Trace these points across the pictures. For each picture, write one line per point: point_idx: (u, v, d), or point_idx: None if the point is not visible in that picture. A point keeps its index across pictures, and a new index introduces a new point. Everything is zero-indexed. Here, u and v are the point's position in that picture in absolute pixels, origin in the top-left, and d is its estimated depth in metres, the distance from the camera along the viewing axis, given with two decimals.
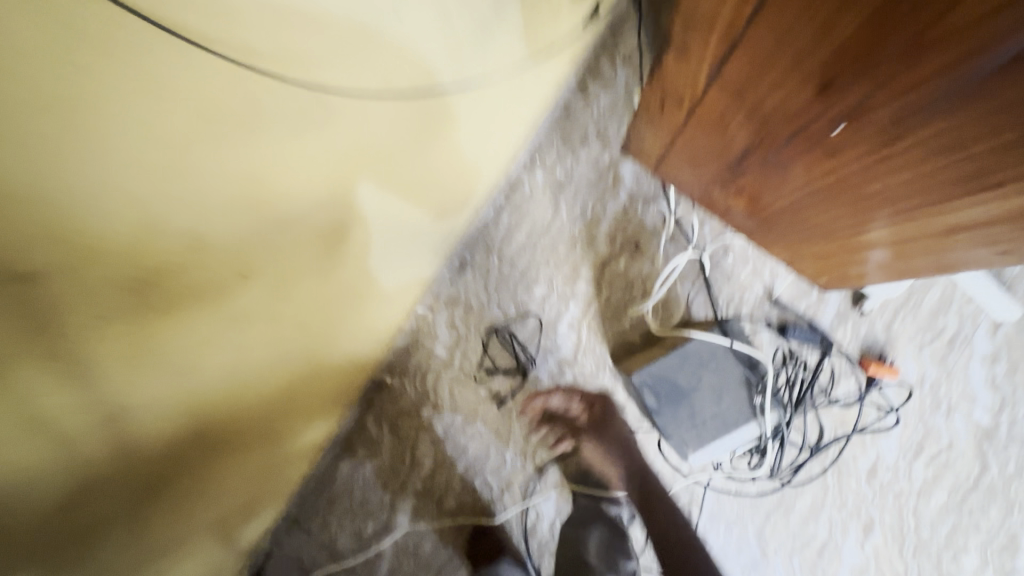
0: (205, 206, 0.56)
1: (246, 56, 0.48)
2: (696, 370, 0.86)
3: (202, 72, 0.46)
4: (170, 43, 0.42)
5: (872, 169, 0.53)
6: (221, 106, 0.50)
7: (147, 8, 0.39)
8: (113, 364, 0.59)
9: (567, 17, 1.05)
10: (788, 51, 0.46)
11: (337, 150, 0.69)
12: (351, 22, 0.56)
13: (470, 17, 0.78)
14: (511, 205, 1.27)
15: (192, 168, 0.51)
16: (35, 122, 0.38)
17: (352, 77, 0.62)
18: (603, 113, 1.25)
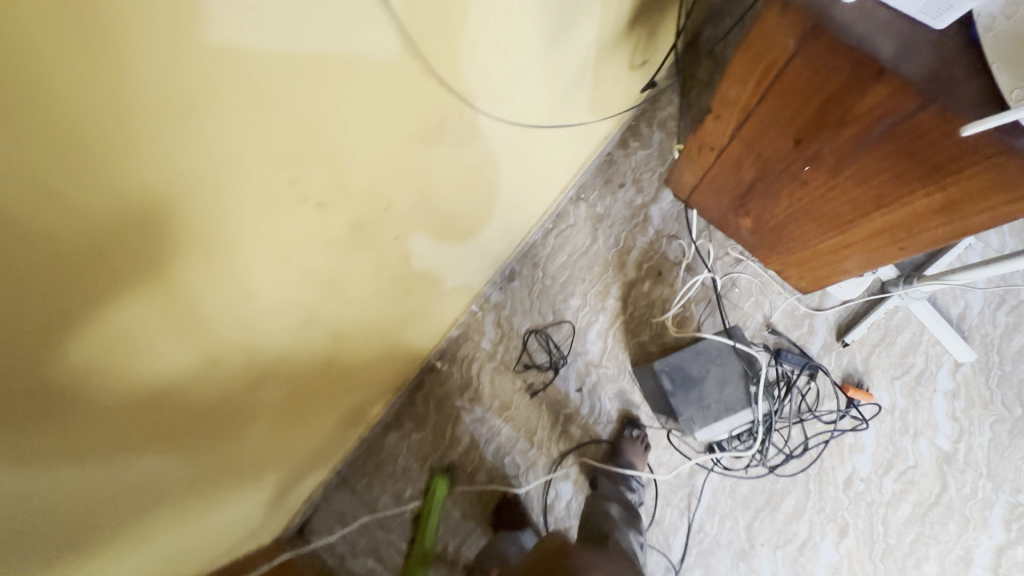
0: (407, 196, 0.76)
1: (469, 94, 0.72)
2: (705, 363, 1.09)
3: (443, 102, 0.68)
4: (437, 83, 0.65)
5: (865, 197, 0.59)
6: (442, 126, 0.72)
7: (436, 60, 0.63)
8: (326, 309, 0.79)
9: (624, 89, 1.35)
10: (790, 106, 0.56)
11: (485, 170, 0.92)
12: (520, 80, 0.82)
13: (581, 86, 1.05)
14: (557, 230, 1.54)
15: (414, 167, 0.73)
16: (360, 125, 0.59)
17: (512, 117, 0.87)
18: (639, 164, 1.55)
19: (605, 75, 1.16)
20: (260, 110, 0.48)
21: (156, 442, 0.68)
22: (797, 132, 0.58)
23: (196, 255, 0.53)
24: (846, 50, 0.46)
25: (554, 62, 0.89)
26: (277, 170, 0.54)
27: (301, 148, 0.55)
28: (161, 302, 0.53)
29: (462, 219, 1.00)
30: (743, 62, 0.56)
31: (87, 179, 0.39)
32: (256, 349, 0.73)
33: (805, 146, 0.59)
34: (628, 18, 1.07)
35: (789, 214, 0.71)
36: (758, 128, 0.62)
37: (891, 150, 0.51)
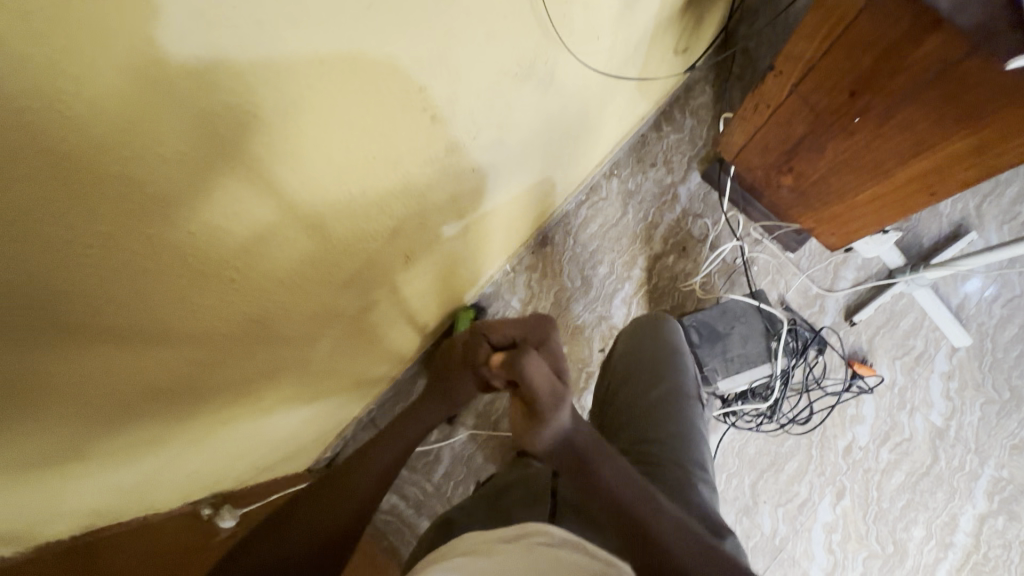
0: (491, 125, 0.85)
1: (559, 35, 0.81)
2: (731, 320, 1.18)
3: (540, 38, 0.77)
4: (540, 19, 0.74)
5: (913, 137, 0.71)
6: (533, 62, 0.81)
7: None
8: (402, 223, 0.87)
9: (668, 71, 1.45)
10: (854, 60, 0.67)
11: (550, 117, 1.00)
12: (595, 35, 0.91)
13: (635, 52, 1.14)
14: (590, 202, 1.62)
15: (503, 97, 0.81)
16: (478, 45, 0.68)
17: (580, 69, 0.95)
18: (671, 147, 1.65)
19: (656, 52, 1.25)
20: (420, 11, 0.57)
21: (261, 320, 0.75)
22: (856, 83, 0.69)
23: (338, 135, 0.61)
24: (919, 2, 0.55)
25: (624, 27, 0.99)
26: (413, 73, 0.63)
27: (434, 50, 0.64)
28: (316, 168, 0.62)
29: (521, 169, 1.08)
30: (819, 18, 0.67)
31: (315, 32, 0.49)
32: (350, 252, 0.81)
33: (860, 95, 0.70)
34: (684, 0, 1.17)
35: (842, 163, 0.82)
36: (818, 81, 0.73)
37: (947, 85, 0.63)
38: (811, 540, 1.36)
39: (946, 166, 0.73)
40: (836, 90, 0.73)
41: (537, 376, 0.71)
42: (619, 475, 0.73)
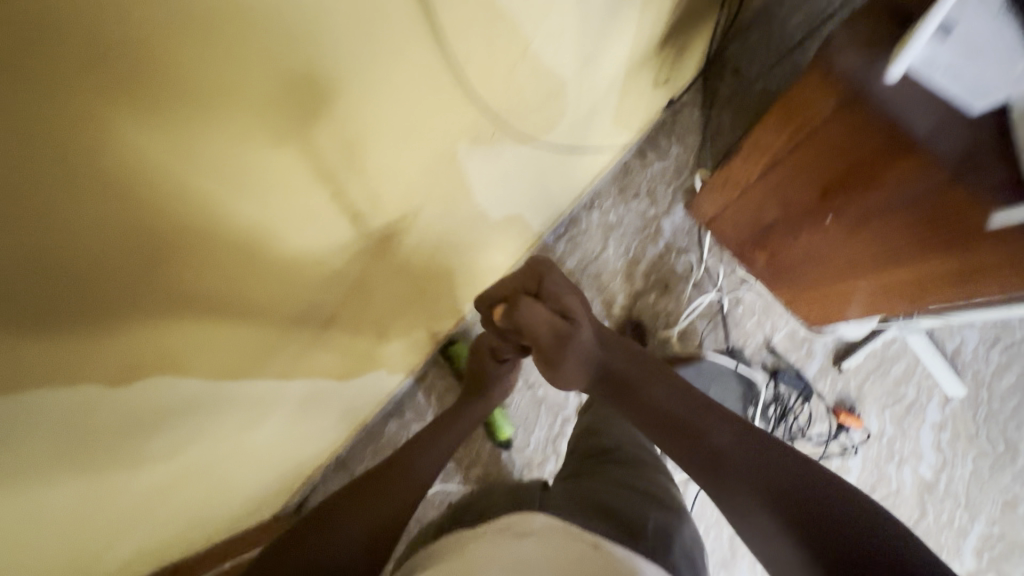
0: (415, 193, 0.77)
1: (479, 93, 0.72)
2: (707, 381, 1.12)
3: (455, 101, 0.69)
4: (449, 81, 0.66)
5: (897, 241, 0.72)
6: (452, 125, 0.72)
7: (451, 60, 0.63)
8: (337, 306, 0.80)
9: (649, 102, 1.35)
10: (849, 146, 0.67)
11: (503, 176, 0.92)
12: (535, 88, 0.83)
13: (604, 95, 1.05)
14: (568, 235, 1.55)
15: (419, 163, 0.73)
16: (368, 112, 0.58)
17: (522, 122, 0.87)
18: (655, 176, 1.56)
19: (631, 88, 1.16)
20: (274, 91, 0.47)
21: (179, 419, 0.70)
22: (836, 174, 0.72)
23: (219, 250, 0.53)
24: None
25: (588, 77, 0.91)
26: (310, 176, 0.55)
27: (345, 143, 0.58)
28: (239, 276, 0.59)
29: (481, 227, 1.02)
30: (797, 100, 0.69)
31: (222, 152, 0.46)
32: (280, 341, 0.75)
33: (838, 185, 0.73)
34: (662, 35, 1.08)
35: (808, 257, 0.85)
36: (809, 158, 0.74)
37: (913, 196, 0.66)
38: None
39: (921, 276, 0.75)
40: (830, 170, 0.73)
41: (541, 317, 0.81)
42: (661, 394, 0.77)
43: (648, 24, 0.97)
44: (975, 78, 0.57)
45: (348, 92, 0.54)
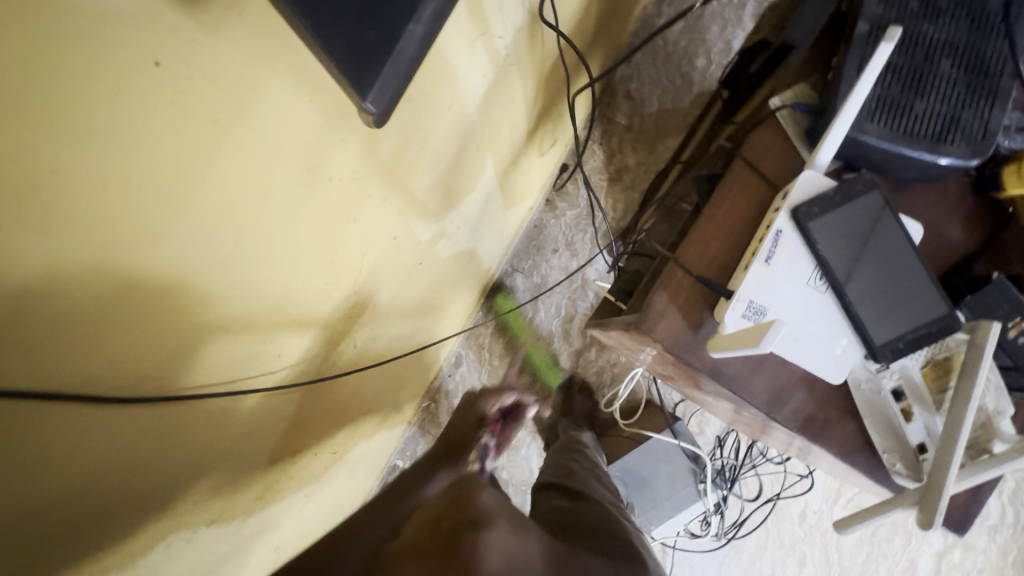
0: (287, 434, 0.68)
1: (326, 333, 0.62)
2: (655, 463, 1.12)
3: (299, 355, 0.59)
4: (279, 351, 0.56)
5: (778, 430, 0.63)
6: (300, 373, 0.63)
7: (274, 337, 0.53)
8: (235, 556, 0.73)
9: (540, 168, 1.27)
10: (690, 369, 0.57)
11: (387, 347, 0.85)
12: (403, 272, 0.73)
13: (479, 211, 0.97)
14: (498, 307, 1.48)
15: (274, 418, 0.63)
16: (171, 441, 0.48)
17: (399, 302, 0.79)
18: (570, 226, 1.49)
19: (513, 179, 1.09)
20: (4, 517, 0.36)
21: None
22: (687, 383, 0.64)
23: None
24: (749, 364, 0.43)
25: (450, 225, 0.84)
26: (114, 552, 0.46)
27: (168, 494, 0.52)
28: None
29: (385, 389, 0.94)
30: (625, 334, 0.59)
31: None
32: None
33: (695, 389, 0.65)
34: (528, 127, 1.00)
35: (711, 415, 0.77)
36: (665, 361, 0.61)
37: (746, 418, 0.64)
38: None
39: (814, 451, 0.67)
40: (692, 379, 0.60)
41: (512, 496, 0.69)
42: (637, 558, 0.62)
43: (503, 143, 0.88)
44: (799, 359, 0.52)
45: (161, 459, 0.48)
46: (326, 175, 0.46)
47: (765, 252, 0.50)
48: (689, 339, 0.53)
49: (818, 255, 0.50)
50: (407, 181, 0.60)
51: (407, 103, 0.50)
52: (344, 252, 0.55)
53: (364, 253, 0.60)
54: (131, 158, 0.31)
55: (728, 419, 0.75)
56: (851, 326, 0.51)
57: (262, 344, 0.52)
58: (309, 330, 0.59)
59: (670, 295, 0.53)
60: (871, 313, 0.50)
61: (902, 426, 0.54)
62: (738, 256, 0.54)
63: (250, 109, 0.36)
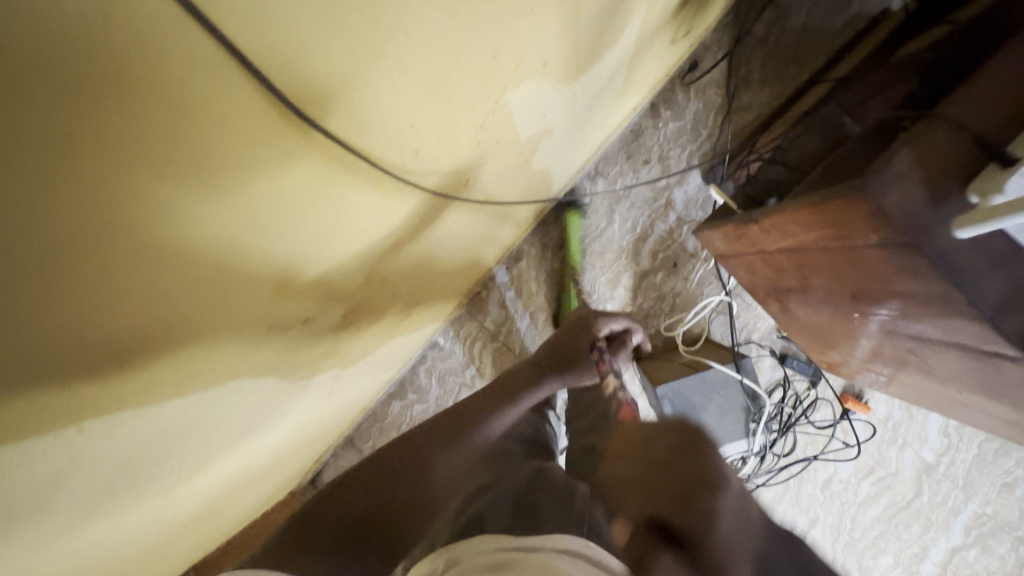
0: (377, 258, 0.64)
1: (449, 158, 0.56)
2: (710, 392, 1.08)
3: (422, 170, 0.54)
4: (403, 153, 0.49)
5: (917, 360, 0.58)
6: (410, 195, 0.57)
7: (405, 132, 0.47)
8: (301, 371, 0.71)
9: (663, 58, 1.12)
10: (850, 279, 0.50)
11: (480, 203, 0.79)
12: (526, 115, 0.66)
13: (601, 81, 0.87)
14: (572, 208, 1.40)
15: (373, 235, 0.59)
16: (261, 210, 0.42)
17: (508, 153, 0.72)
18: (669, 139, 1.36)
19: (641, 57, 0.96)
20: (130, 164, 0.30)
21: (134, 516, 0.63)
22: (847, 291, 0.53)
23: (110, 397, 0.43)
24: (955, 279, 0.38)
25: (582, 80, 0.74)
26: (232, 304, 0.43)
27: (277, 276, 0.50)
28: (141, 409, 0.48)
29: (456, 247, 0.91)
30: (789, 223, 0.51)
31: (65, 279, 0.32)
32: (246, 428, 0.70)
33: (855, 302, 0.54)
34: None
35: (824, 336, 0.72)
36: (813, 265, 0.54)
37: (912, 347, 0.54)
38: None
39: (938, 390, 0.62)
40: (842, 289, 0.54)
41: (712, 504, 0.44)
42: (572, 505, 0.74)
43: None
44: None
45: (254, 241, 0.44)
46: None
47: None
48: (924, 217, 0.37)
49: None
50: None
51: None
52: (505, 47, 0.48)
53: (517, 66, 0.52)
54: None
55: (862, 343, 0.65)
56: None
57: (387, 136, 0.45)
58: (441, 142, 0.52)
59: (918, 152, 0.37)
60: None
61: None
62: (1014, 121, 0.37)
63: None
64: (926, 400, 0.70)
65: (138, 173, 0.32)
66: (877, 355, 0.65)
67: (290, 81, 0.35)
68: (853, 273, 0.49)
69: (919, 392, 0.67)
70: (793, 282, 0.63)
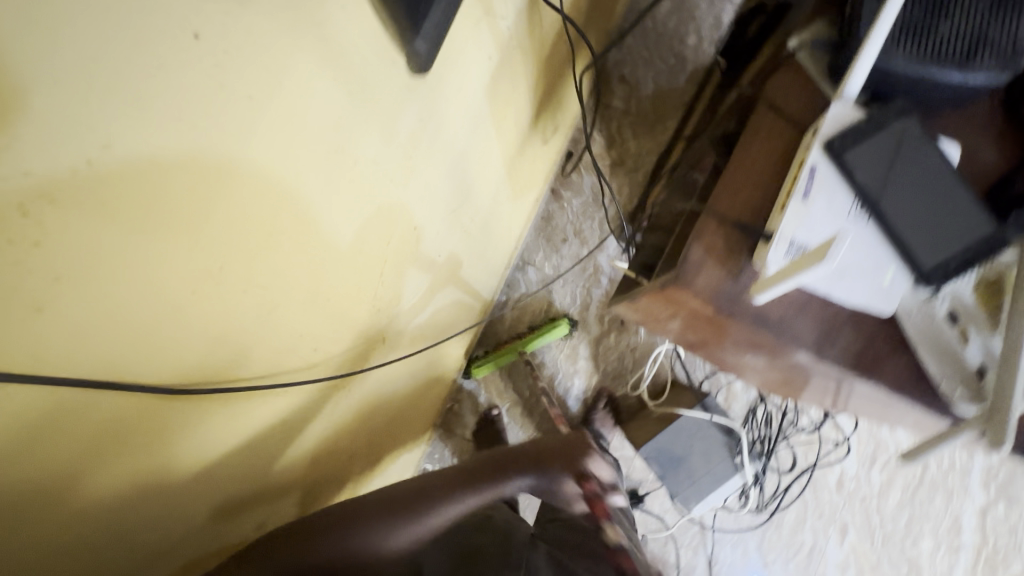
0: (316, 437, 0.66)
1: (354, 333, 0.61)
2: (688, 441, 1.11)
3: (332, 356, 0.58)
4: (306, 357, 0.53)
5: (818, 385, 0.64)
6: (328, 379, 0.61)
7: (303, 345, 0.51)
8: None
9: (542, 157, 1.26)
10: (719, 337, 0.59)
11: (407, 345, 0.84)
12: (420, 263, 0.72)
13: (489, 203, 0.97)
14: (512, 302, 1.48)
15: (304, 428, 0.62)
16: (198, 451, 0.45)
17: (415, 300, 0.78)
18: (577, 214, 1.48)
19: (518, 167, 1.08)
20: (69, 451, 0.33)
21: None
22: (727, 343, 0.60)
23: None
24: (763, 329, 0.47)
25: (465, 214, 0.83)
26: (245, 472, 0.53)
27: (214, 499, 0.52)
28: None
29: (411, 385, 0.94)
30: (657, 306, 0.59)
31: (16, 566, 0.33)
32: None
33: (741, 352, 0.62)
34: (531, 115, 0.99)
35: (747, 374, 0.79)
36: (691, 329, 0.63)
37: (802, 376, 0.61)
38: None
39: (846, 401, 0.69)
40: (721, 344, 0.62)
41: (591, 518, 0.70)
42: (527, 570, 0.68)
43: (511, 128, 0.88)
44: (845, 294, 0.47)
45: (173, 488, 0.45)
46: (350, 158, 0.44)
47: (800, 189, 0.45)
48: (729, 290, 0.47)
49: (858, 187, 0.45)
50: (425, 165, 0.59)
51: (420, 81, 0.49)
52: (370, 239, 0.54)
53: (388, 241, 0.58)
54: (183, 142, 0.28)
55: (781, 377, 0.71)
56: (897, 255, 0.46)
57: (282, 363, 0.49)
58: (343, 325, 0.57)
59: (706, 246, 0.48)
60: (921, 244, 0.45)
61: (959, 351, 0.47)
62: (763, 205, 0.49)
63: (279, 96, 0.33)
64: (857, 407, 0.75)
65: (89, 461, 0.35)
66: (797, 382, 0.69)
67: (170, 371, 0.37)
68: (718, 335, 0.58)
69: (845, 405, 0.72)
70: (693, 342, 0.71)
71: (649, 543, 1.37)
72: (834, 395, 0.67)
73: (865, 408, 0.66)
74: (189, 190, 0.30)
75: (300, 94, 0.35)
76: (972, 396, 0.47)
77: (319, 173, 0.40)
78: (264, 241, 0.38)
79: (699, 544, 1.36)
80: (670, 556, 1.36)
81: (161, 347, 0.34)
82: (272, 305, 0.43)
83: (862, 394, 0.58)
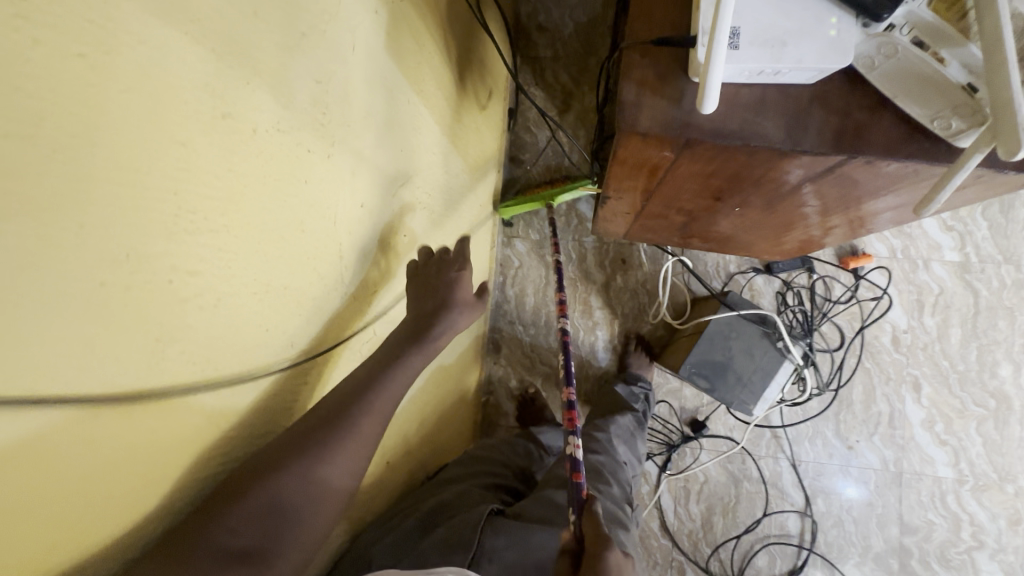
0: None
1: (334, 323, 0.59)
2: (725, 344, 1.06)
3: (315, 350, 0.56)
4: (285, 353, 0.51)
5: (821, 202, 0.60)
6: (324, 378, 0.59)
7: (275, 340, 0.49)
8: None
9: (486, 125, 1.23)
10: (697, 185, 0.55)
11: None
12: (384, 243, 0.70)
13: (443, 177, 0.95)
14: (510, 279, 1.44)
15: None
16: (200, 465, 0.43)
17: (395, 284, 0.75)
18: (543, 172, 1.45)
19: (462, 137, 1.05)
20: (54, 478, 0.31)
21: None
22: (714, 192, 0.57)
23: None
24: (726, 144, 0.44)
25: (418, 191, 0.81)
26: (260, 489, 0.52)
27: None
28: None
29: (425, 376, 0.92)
30: (624, 180, 0.56)
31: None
32: None
33: (728, 196, 0.58)
34: (454, 79, 0.96)
35: (751, 232, 0.75)
36: (671, 195, 0.60)
37: (799, 196, 0.57)
38: (921, 445, 1.26)
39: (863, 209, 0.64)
40: (705, 195, 0.59)
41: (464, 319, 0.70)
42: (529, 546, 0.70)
43: (435, 95, 0.85)
44: (797, 64, 0.42)
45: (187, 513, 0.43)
46: (250, 125, 0.41)
47: None
48: (677, 117, 0.43)
49: None
50: (346, 132, 0.56)
51: (302, 36, 0.47)
52: (313, 217, 0.52)
53: (335, 220, 0.56)
54: (37, 111, 0.26)
55: (785, 216, 0.67)
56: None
57: (260, 360, 0.47)
58: (317, 317, 0.55)
59: (638, 81, 0.44)
60: None
61: (941, 74, 0.42)
62: (678, 26, 0.45)
63: (121, 48, 0.29)
64: (877, 218, 0.70)
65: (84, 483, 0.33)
66: (821, 210, 0.64)
67: (108, 383, 0.33)
68: (694, 183, 0.54)
69: (861, 217, 0.68)
70: (681, 215, 0.67)
71: (727, 466, 1.31)
72: (845, 207, 0.62)
73: (882, 207, 0.62)
74: (70, 164, 0.28)
75: (147, 48, 0.31)
76: (972, 120, 0.42)
77: (217, 144, 0.38)
78: (184, 224, 0.36)
79: (776, 448, 1.30)
80: (752, 471, 1.30)
81: (113, 349, 0.33)
82: (221, 296, 0.41)
83: (865, 189, 0.54)
